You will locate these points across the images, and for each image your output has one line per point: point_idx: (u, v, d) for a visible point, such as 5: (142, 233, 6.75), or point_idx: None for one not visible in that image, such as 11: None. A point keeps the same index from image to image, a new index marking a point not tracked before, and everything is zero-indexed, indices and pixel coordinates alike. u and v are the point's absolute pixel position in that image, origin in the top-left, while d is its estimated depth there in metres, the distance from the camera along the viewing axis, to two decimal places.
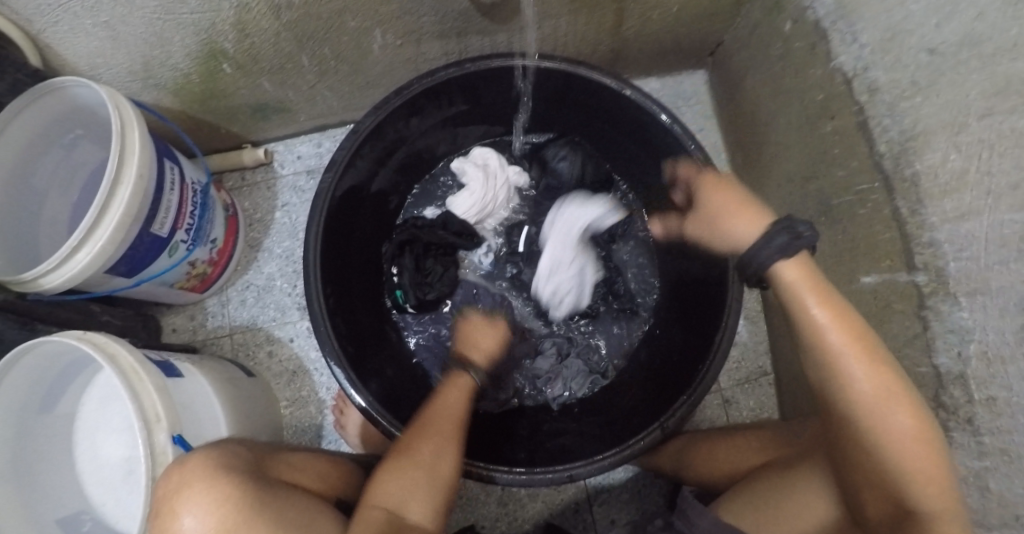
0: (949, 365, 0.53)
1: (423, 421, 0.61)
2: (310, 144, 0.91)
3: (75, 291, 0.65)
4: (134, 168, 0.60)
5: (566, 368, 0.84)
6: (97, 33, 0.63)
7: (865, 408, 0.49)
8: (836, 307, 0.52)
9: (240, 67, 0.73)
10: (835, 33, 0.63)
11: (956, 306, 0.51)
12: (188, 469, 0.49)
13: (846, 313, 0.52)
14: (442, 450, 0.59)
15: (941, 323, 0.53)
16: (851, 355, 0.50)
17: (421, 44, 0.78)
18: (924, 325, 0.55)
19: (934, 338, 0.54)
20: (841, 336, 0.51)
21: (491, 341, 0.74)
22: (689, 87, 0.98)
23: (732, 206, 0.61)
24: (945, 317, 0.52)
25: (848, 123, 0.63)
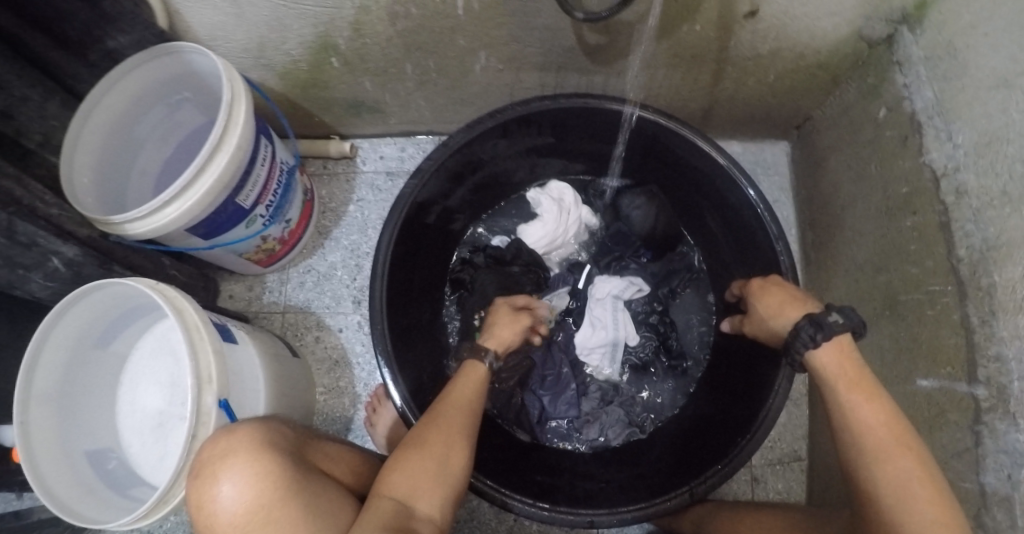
0: (995, 486, 0.53)
1: (436, 415, 0.58)
2: (394, 147, 0.94)
3: (154, 242, 0.68)
4: (234, 139, 0.63)
5: (605, 414, 0.84)
6: (224, 9, 0.66)
7: (903, 509, 0.48)
8: (877, 394, 0.54)
9: (347, 63, 0.76)
10: (930, 129, 0.64)
11: (1012, 427, 0.51)
12: (235, 438, 0.50)
13: (881, 399, 0.54)
14: (456, 442, 0.56)
15: (994, 441, 0.54)
16: (883, 435, 0.52)
17: (520, 72, 0.80)
18: (978, 440, 0.55)
19: (985, 456, 0.54)
20: (886, 436, 0.51)
21: (510, 332, 0.69)
22: (770, 156, 0.99)
23: (775, 305, 0.64)
24: (1000, 436, 0.53)
25: (930, 222, 0.63)
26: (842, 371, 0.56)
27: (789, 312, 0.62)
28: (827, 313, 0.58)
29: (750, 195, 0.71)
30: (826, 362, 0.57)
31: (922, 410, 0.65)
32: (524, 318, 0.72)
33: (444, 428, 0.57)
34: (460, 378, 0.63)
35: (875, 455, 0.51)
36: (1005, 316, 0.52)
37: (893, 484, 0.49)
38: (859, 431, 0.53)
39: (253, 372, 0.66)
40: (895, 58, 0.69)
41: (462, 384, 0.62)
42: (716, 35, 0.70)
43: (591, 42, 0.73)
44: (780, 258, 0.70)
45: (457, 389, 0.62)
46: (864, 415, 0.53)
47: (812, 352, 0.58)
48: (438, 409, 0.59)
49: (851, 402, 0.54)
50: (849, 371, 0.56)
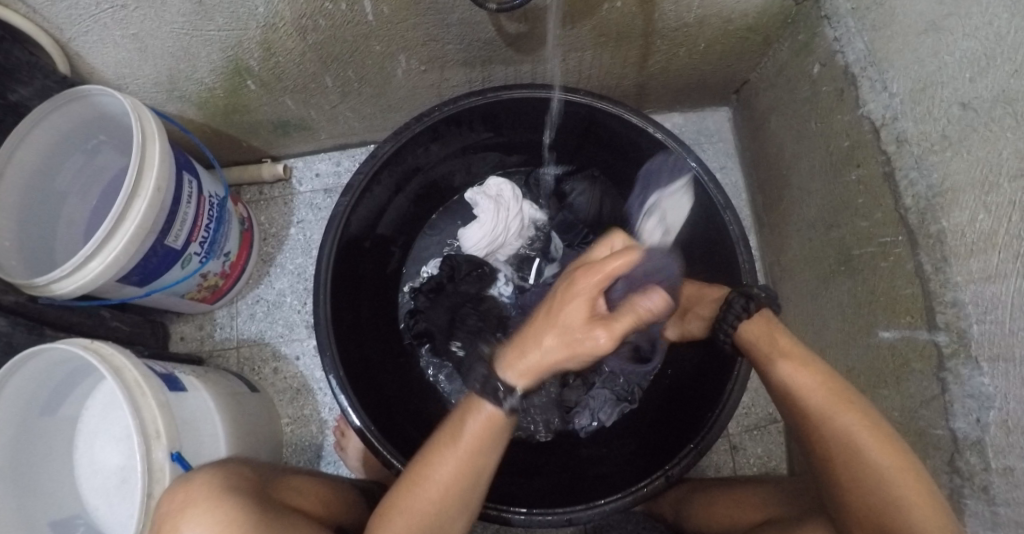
0: (966, 431, 0.53)
1: (426, 473, 0.53)
2: (329, 162, 0.91)
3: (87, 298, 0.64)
4: (152, 181, 0.60)
5: (592, 399, 0.82)
6: (125, 44, 0.63)
7: (872, 471, 0.48)
8: (806, 356, 0.55)
9: (264, 84, 0.74)
10: (864, 80, 0.62)
11: (976, 372, 0.51)
12: (194, 488, 0.48)
13: (809, 360, 0.55)
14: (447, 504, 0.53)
15: (960, 386, 0.53)
16: (817, 395, 0.52)
17: (445, 70, 0.78)
18: (944, 387, 0.55)
19: (953, 401, 0.54)
20: (824, 398, 0.52)
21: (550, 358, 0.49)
22: (712, 124, 0.97)
23: (698, 289, 0.70)
24: (965, 381, 0.52)
25: (873, 174, 0.62)
26: (774, 338, 0.57)
27: (711, 293, 0.68)
28: (749, 287, 0.61)
29: (690, 167, 0.70)
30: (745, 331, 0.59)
31: (888, 362, 0.64)
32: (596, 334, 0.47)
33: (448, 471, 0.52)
34: (475, 413, 0.52)
35: (819, 413, 0.52)
36: (958, 262, 0.52)
37: (840, 436, 0.50)
38: (800, 395, 0.53)
39: (207, 417, 0.62)
40: (822, 12, 0.68)
41: (461, 431, 0.53)
42: (638, 10, 0.68)
43: (511, 31, 0.71)
44: (729, 227, 0.69)
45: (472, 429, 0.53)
46: (792, 375, 0.54)
47: (743, 325, 0.59)
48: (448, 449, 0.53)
49: (781, 370, 0.55)
50: (778, 341, 0.57)
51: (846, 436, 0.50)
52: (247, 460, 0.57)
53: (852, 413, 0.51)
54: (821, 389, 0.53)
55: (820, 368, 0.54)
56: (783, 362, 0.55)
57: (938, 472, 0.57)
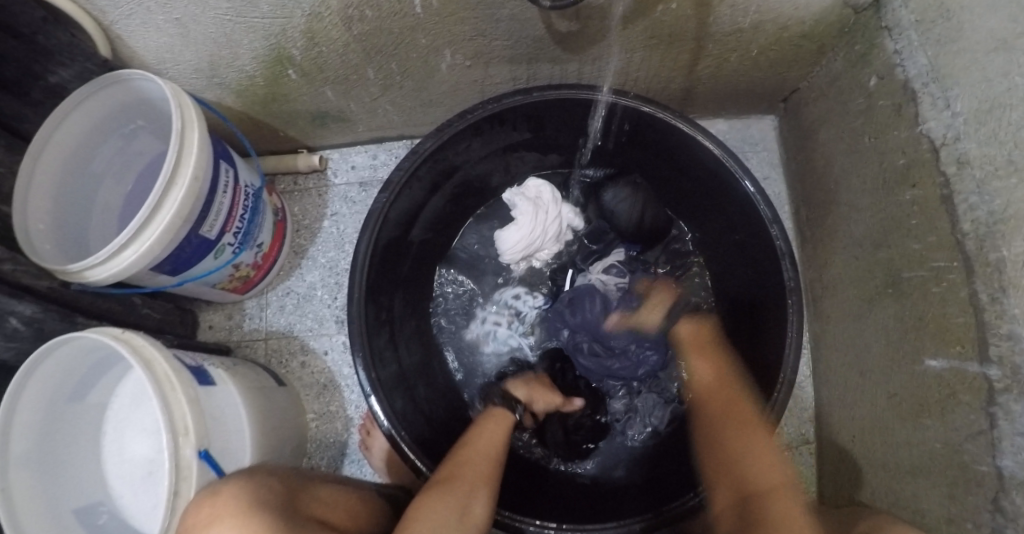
0: (1014, 469, 0.50)
1: (458, 464, 0.61)
2: (365, 155, 0.90)
3: (129, 284, 0.65)
4: (188, 170, 0.60)
5: (641, 404, 0.81)
6: (167, 29, 0.62)
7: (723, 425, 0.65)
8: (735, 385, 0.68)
9: (304, 74, 0.72)
10: (926, 96, 0.59)
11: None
12: (221, 501, 0.48)
13: (747, 405, 0.64)
14: (476, 492, 0.59)
15: (1010, 423, 0.51)
16: (733, 405, 0.65)
17: (489, 67, 0.77)
18: (992, 423, 0.53)
19: (1002, 438, 0.52)
20: (711, 375, 0.71)
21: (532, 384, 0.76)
22: (757, 132, 0.94)
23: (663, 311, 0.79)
24: (1015, 418, 0.50)
25: (931, 195, 0.59)
26: (698, 344, 0.75)
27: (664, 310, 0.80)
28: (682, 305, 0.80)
29: (748, 190, 0.68)
30: (697, 373, 0.73)
31: (933, 391, 0.62)
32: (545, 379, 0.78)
33: (463, 469, 0.61)
34: (488, 418, 0.69)
35: (729, 411, 0.65)
36: (1014, 295, 0.49)
37: (732, 423, 0.64)
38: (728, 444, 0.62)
39: (235, 413, 0.62)
40: (883, 23, 0.65)
41: (491, 429, 0.67)
42: (693, 12, 0.66)
43: (562, 29, 0.69)
44: (775, 242, 0.67)
45: (483, 431, 0.66)
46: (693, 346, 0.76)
47: (676, 331, 0.78)
48: (460, 456, 0.62)
49: (721, 416, 0.65)
50: (706, 359, 0.74)
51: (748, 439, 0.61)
52: (275, 468, 0.56)
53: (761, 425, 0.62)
54: (748, 449, 0.60)
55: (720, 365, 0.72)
56: (694, 349, 0.75)
57: (979, 510, 0.55)
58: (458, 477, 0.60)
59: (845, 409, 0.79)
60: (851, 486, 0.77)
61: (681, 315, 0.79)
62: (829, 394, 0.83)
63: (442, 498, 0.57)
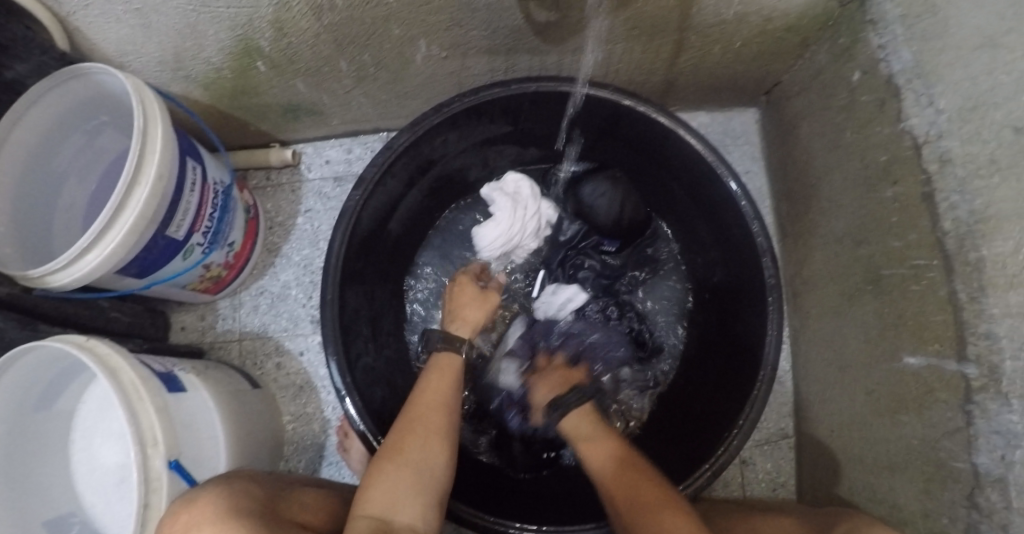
0: (989, 466, 0.51)
1: (405, 426, 0.60)
2: (340, 149, 0.88)
3: (98, 289, 0.64)
4: (153, 168, 0.57)
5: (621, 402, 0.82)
6: (128, 20, 0.59)
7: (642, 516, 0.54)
8: (641, 468, 0.60)
9: (275, 66, 0.70)
10: (909, 92, 0.58)
11: (1005, 407, 0.48)
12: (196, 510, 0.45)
13: (658, 492, 0.56)
14: (428, 448, 0.58)
15: (987, 421, 0.51)
16: (640, 498, 0.56)
17: (467, 58, 0.74)
18: (969, 420, 0.53)
19: (978, 436, 0.51)
20: (606, 465, 0.61)
21: (475, 313, 0.77)
22: (739, 125, 0.94)
23: (552, 381, 0.73)
24: (992, 416, 0.50)
25: (911, 192, 0.59)
26: (583, 430, 0.66)
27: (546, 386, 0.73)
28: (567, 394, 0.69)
29: (732, 189, 0.67)
30: (591, 459, 0.63)
31: (911, 387, 0.62)
32: (488, 300, 0.79)
33: (414, 430, 0.59)
34: (428, 371, 0.67)
35: (646, 509, 0.54)
36: (995, 293, 0.49)
37: (654, 512, 0.54)
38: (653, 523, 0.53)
39: (208, 418, 0.60)
40: (867, 17, 0.63)
41: (436, 381, 0.65)
42: (676, 3, 0.64)
43: (541, 19, 0.67)
44: (756, 238, 0.66)
45: (426, 387, 0.64)
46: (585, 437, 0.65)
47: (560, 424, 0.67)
48: (408, 418, 0.61)
49: (633, 508, 0.55)
50: (588, 431, 0.65)
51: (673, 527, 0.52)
52: (252, 473, 0.54)
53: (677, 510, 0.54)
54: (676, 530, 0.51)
55: (614, 448, 0.63)
56: (580, 441, 0.65)
57: (955, 505, 0.55)
58: (410, 436, 0.58)
59: (823, 403, 0.79)
60: (828, 480, 0.77)
61: (561, 404, 0.68)
62: (808, 389, 0.84)
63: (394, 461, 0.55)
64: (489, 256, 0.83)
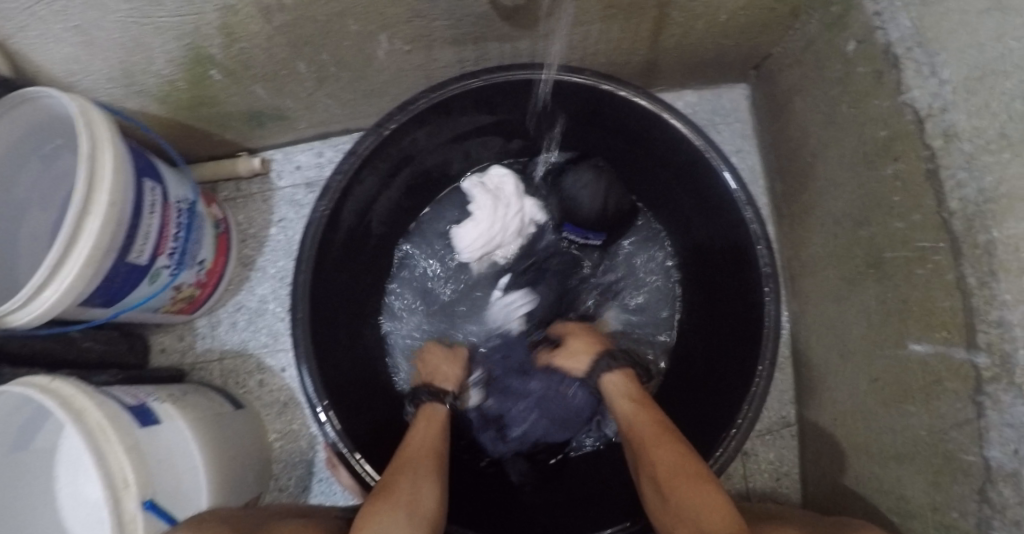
0: (1001, 460, 0.48)
1: (396, 467, 0.59)
2: (310, 153, 0.85)
3: (73, 321, 0.62)
4: (104, 196, 0.54)
5: None
6: (69, 38, 0.56)
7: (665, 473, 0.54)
8: (665, 431, 0.59)
9: (230, 73, 0.66)
10: (910, 62, 0.53)
11: (1019, 399, 0.45)
12: None
13: (682, 448, 0.56)
14: (419, 481, 0.57)
15: (998, 413, 0.47)
16: (663, 469, 0.54)
17: (432, 50, 0.70)
18: (979, 412, 0.49)
19: (989, 429, 0.48)
20: (635, 421, 0.61)
21: (451, 369, 0.75)
22: (728, 102, 0.88)
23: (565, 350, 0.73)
24: (1004, 409, 0.46)
25: (914, 169, 0.54)
26: (621, 395, 0.65)
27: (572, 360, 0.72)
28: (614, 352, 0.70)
29: (723, 174, 0.63)
30: (625, 420, 0.62)
31: (917, 376, 0.58)
32: (457, 353, 0.78)
33: (401, 469, 0.58)
34: (416, 421, 0.67)
35: (670, 468, 0.54)
36: (1007, 278, 0.44)
37: (676, 479, 0.53)
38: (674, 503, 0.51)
39: (186, 450, 0.59)
40: None
41: (423, 429, 0.65)
42: None
43: (507, 4, 0.62)
44: (749, 226, 0.63)
45: (413, 436, 0.64)
46: (619, 404, 0.64)
47: (605, 378, 0.68)
48: (398, 460, 0.60)
49: (660, 459, 0.55)
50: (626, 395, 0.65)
51: (690, 500, 0.50)
52: (226, 514, 0.52)
53: (698, 482, 0.51)
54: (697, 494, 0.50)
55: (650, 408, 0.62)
56: (615, 403, 0.65)
57: (965, 499, 0.52)
58: (401, 471, 0.58)
59: (827, 391, 0.76)
60: (834, 470, 0.74)
61: (601, 363, 0.69)
62: (812, 377, 0.80)
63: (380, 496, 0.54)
64: (471, 260, 0.80)
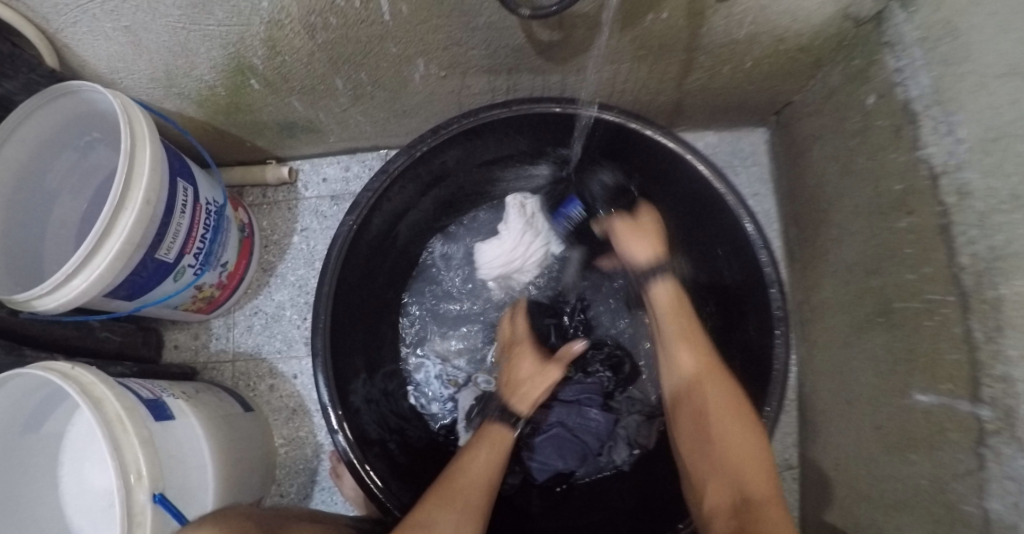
0: (1003, 513, 0.48)
1: (442, 498, 0.54)
2: (337, 166, 0.87)
3: (95, 311, 0.63)
4: (140, 192, 0.55)
5: (623, 427, 0.75)
6: (117, 37, 0.58)
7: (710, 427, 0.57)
8: (723, 376, 0.60)
9: (269, 84, 0.68)
10: (928, 120, 0.56)
11: (1021, 454, 0.46)
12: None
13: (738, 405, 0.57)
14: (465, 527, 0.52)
15: (1000, 466, 0.49)
16: (715, 414, 0.57)
17: (466, 77, 0.73)
18: (982, 464, 0.51)
19: (989, 480, 0.50)
20: (690, 352, 0.62)
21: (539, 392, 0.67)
22: (747, 145, 0.92)
23: (630, 234, 0.71)
24: (1006, 461, 0.48)
25: (926, 223, 0.56)
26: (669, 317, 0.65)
27: (638, 249, 0.70)
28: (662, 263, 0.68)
29: (744, 220, 0.64)
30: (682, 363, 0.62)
31: (921, 426, 0.59)
32: (550, 373, 0.69)
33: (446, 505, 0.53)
34: (481, 445, 0.60)
35: (719, 424, 0.56)
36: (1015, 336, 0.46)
37: (725, 431, 0.55)
38: (720, 450, 0.55)
39: (196, 449, 0.58)
40: (886, 37, 0.61)
41: (484, 451, 0.59)
42: (686, 23, 0.62)
43: (543, 39, 0.65)
44: (765, 269, 0.64)
45: (472, 461, 0.58)
46: (666, 316, 0.65)
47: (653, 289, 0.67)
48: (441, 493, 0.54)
49: (711, 414, 0.57)
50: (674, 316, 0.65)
51: (738, 453, 0.54)
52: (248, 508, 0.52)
53: (749, 434, 0.55)
54: (740, 458, 0.54)
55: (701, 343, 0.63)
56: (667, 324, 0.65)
57: None
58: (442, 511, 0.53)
59: (831, 437, 0.77)
60: (833, 517, 0.75)
61: (658, 269, 0.68)
62: (817, 422, 0.81)
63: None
64: (488, 277, 0.83)
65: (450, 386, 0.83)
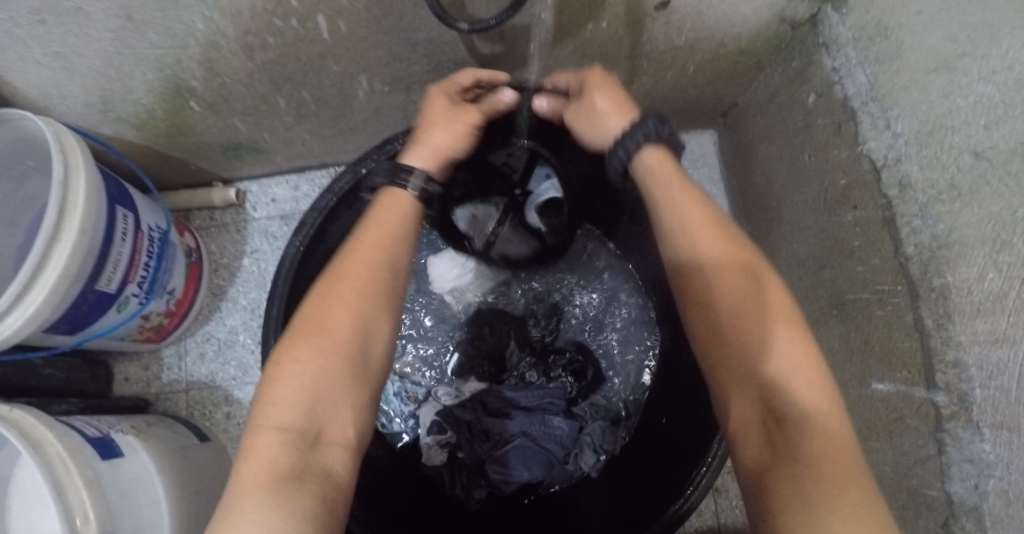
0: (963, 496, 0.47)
1: (335, 279, 0.46)
2: (286, 186, 0.85)
3: (33, 347, 0.60)
4: (75, 223, 0.52)
5: (588, 435, 0.74)
6: (48, 63, 0.55)
7: (735, 308, 0.45)
8: (743, 252, 0.47)
9: (209, 105, 0.66)
10: (865, 116, 0.56)
11: (978, 438, 0.45)
12: None
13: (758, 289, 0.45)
14: (365, 313, 0.45)
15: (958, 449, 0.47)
16: (730, 298, 0.45)
17: (410, 92, 0.72)
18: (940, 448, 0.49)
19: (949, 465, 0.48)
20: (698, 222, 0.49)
21: (445, 137, 0.56)
22: (696, 147, 0.93)
23: (609, 107, 0.56)
24: (964, 445, 0.46)
25: (872, 217, 0.56)
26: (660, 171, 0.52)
27: (612, 123, 0.55)
28: (647, 122, 0.52)
29: None
30: (706, 256, 0.47)
31: (880, 416, 0.60)
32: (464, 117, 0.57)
33: (348, 294, 0.45)
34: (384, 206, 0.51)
35: (746, 309, 0.44)
36: (963, 320, 0.45)
37: (760, 316, 0.44)
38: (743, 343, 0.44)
39: (149, 485, 0.56)
40: (821, 39, 0.62)
41: (383, 218, 0.50)
42: (626, 32, 0.62)
43: (484, 51, 0.64)
44: None
45: (374, 229, 0.49)
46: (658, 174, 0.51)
47: (641, 153, 0.52)
48: (334, 274, 0.46)
49: (736, 301, 0.45)
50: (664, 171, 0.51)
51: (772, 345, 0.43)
52: None
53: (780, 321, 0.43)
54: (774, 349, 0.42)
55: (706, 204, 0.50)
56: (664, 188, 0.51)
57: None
58: (340, 291, 0.45)
59: None
60: None
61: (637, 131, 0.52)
62: None
63: (347, 372, 0.43)
64: (442, 292, 0.81)
65: (410, 403, 0.79)
